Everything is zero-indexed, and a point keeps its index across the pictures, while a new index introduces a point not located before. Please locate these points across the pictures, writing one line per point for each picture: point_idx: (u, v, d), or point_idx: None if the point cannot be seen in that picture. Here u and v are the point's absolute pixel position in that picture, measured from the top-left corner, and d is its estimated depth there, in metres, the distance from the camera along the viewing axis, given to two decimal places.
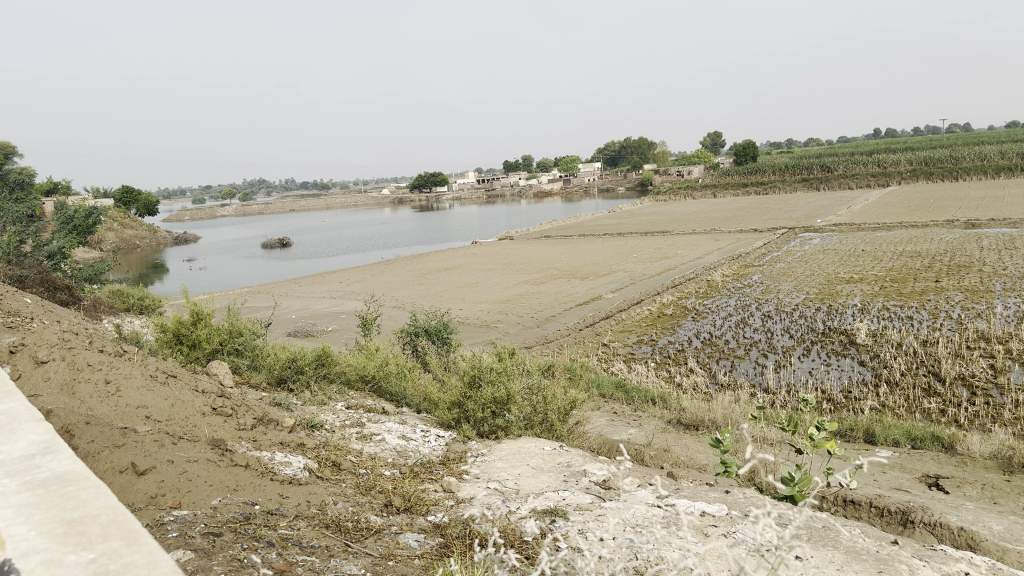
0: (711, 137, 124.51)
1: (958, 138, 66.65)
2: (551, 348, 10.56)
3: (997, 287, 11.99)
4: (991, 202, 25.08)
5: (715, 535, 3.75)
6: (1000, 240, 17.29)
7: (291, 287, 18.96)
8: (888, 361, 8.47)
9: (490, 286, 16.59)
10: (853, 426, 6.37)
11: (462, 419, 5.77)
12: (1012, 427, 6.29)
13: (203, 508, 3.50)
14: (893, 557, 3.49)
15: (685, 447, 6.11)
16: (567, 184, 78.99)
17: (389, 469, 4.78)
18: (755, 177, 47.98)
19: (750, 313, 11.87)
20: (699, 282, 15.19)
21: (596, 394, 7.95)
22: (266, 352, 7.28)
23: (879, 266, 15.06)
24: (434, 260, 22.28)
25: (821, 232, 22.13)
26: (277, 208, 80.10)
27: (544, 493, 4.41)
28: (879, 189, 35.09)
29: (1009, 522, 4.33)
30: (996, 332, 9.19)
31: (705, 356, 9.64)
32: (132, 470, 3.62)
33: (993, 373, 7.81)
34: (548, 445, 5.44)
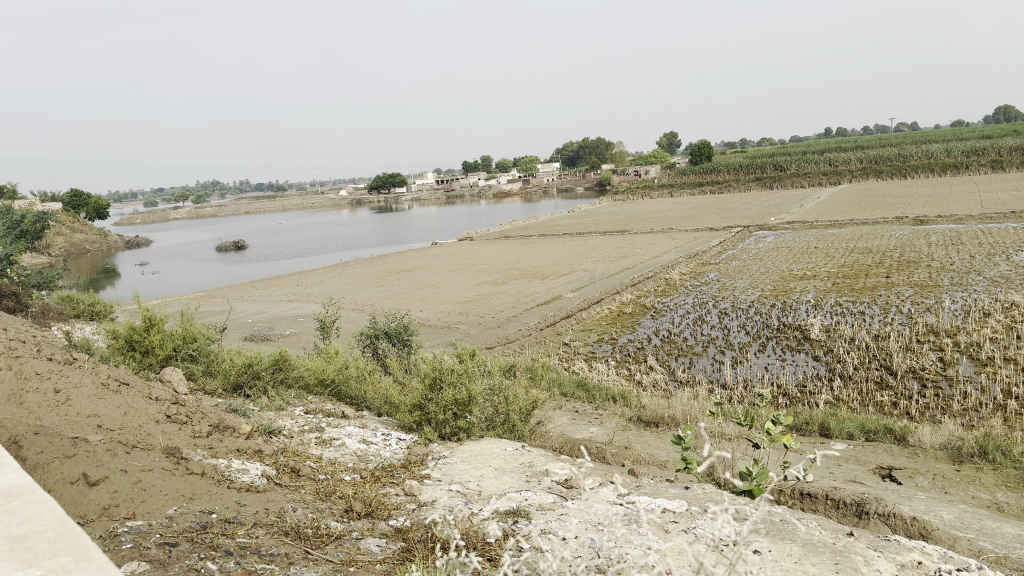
0: (667, 137, 125.85)
1: (903, 138, 68.31)
2: (512, 348, 10.56)
3: (944, 282, 12.31)
4: (938, 199, 25.75)
5: (676, 531, 3.76)
6: (947, 236, 17.76)
7: (247, 290, 18.65)
8: (841, 355, 8.63)
9: (450, 287, 16.53)
10: (808, 419, 6.48)
11: (423, 421, 5.72)
12: (961, 418, 6.45)
13: (159, 518, 3.41)
14: (848, 549, 3.53)
15: (646, 444, 6.14)
16: (525, 184, 79.18)
17: (349, 473, 4.71)
18: (710, 176, 48.62)
19: (707, 311, 12.01)
20: (658, 280, 15.32)
21: (557, 394, 7.96)
22: (221, 357, 7.13)
23: (832, 263, 15.34)
24: (393, 262, 22.11)
25: (775, 230, 22.50)
26: (232, 210, 78.91)
27: (507, 494, 4.39)
28: (830, 188, 35.83)
29: (959, 511, 4.42)
30: (944, 325, 9.43)
31: (664, 354, 9.71)
32: (83, 480, 3.51)
33: (942, 365, 8.00)
34: (510, 446, 5.41)
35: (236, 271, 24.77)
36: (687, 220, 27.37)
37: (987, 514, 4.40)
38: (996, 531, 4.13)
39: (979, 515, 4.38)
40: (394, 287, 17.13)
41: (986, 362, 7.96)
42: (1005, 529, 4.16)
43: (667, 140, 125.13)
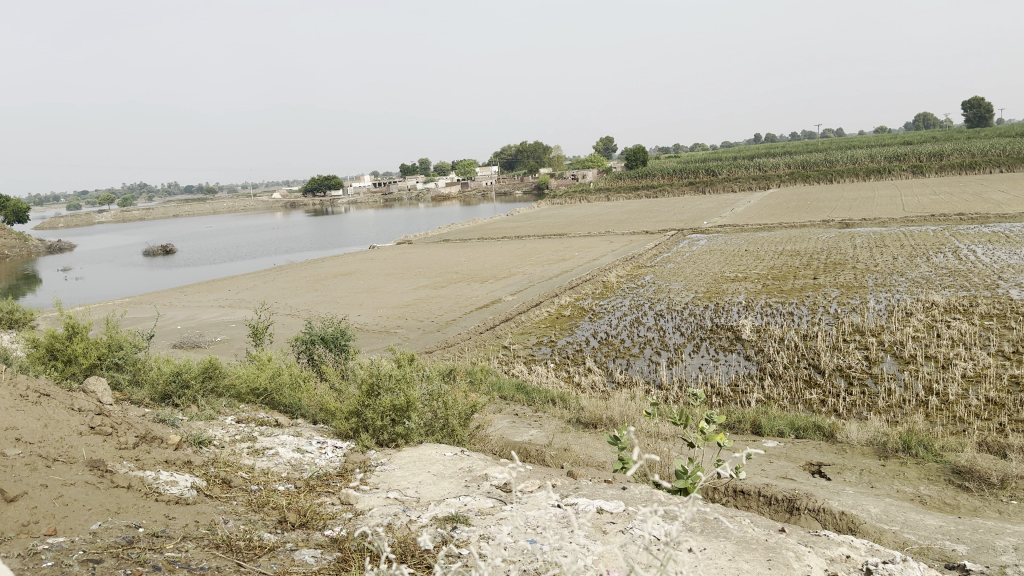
0: (602, 142, 127.72)
1: (827, 145, 70.71)
2: (452, 352, 10.46)
3: (868, 283, 12.73)
4: (861, 203, 26.71)
5: (613, 532, 3.76)
6: (872, 238, 18.40)
7: (177, 295, 18.09)
8: (772, 355, 8.82)
9: (387, 291, 16.31)
10: (741, 418, 6.58)
11: (360, 428, 5.58)
12: (886, 415, 6.65)
13: (81, 534, 3.26)
14: (780, 545, 3.57)
15: (584, 446, 6.13)
16: (464, 188, 79.08)
17: (283, 484, 4.56)
18: (645, 180, 49.32)
19: (643, 313, 12.13)
20: (595, 283, 15.43)
21: (497, 398, 7.90)
22: (149, 366, 6.86)
23: (761, 266, 15.68)
24: (328, 266, 21.73)
25: (708, 233, 22.98)
26: (160, 214, 76.51)
27: (446, 500, 4.32)
28: (761, 192, 36.84)
29: (884, 506, 4.54)
30: (869, 324, 9.74)
31: (602, 356, 9.75)
32: (0, 497, 3.32)
33: (868, 363, 8.25)
34: (449, 451, 5.33)
35: (167, 277, 23.98)
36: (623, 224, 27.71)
37: (911, 507, 4.52)
38: (919, 523, 4.24)
39: (904, 508, 4.50)
40: (330, 292, 16.83)
41: (909, 360, 8.23)
42: (928, 520, 4.28)
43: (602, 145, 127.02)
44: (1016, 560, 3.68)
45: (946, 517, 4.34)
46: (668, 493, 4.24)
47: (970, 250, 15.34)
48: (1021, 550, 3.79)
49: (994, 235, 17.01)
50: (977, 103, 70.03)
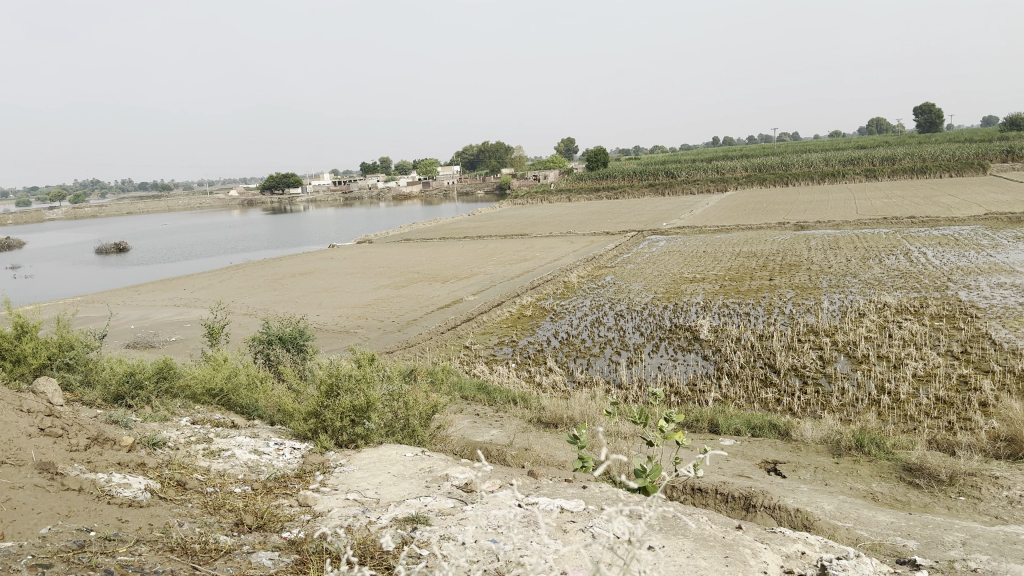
0: (564, 143, 128.32)
1: (783, 148, 71.92)
2: (413, 353, 10.40)
3: (822, 284, 12.97)
4: (815, 205, 27.23)
5: (573, 532, 3.77)
6: (826, 240, 18.76)
7: (130, 294, 17.69)
8: (729, 355, 8.93)
9: (347, 291, 16.15)
10: (698, 417, 6.65)
11: (319, 429, 5.51)
12: (839, 413, 6.78)
13: (29, 538, 3.17)
14: (737, 542, 3.62)
15: (545, 445, 6.14)
16: (425, 187, 78.75)
17: (240, 486, 4.48)
18: (605, 181, 49.66)
19: (604, 313, 12.20)
20: (556, 283, 15.46)
21: (458, 397, 7.87)
22: (102, 365, 6.69)
23: (719, 267, 15.90)
24: (287, 265, 21.47)
25: (667, 235, 23.22)
26: (112, 211, 74.73)
27: (406, 501, 4.29)
28: (719, 194, 37.33)
29: (838, 502, 4.62)
30: (824, 325, 9.91)
31: (563, 356, 9.78)
32: None
33: (821, 363, 8.40)
34: (409, 451, 5.30)
35: (119, 275, 23.42)
36: (584, 224, 27.84)
37: (863, 504, 4.61)
38: (871, 519, 4.33)
39: (856, 505, 4.59)
40: (289, 291, 16.60)
41: (861, 360, 8.41)
42: (880, 517, 4.37)
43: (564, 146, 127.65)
44: (963, 555, 3.78)
45: (897, 513, 4.44)
46: (629, 492, 4.26)
47: (920, 252, 15.73)
48: (968, 545, 3.90)
49: (943, 238, 17.50)
50: (928, 109, 71.99)
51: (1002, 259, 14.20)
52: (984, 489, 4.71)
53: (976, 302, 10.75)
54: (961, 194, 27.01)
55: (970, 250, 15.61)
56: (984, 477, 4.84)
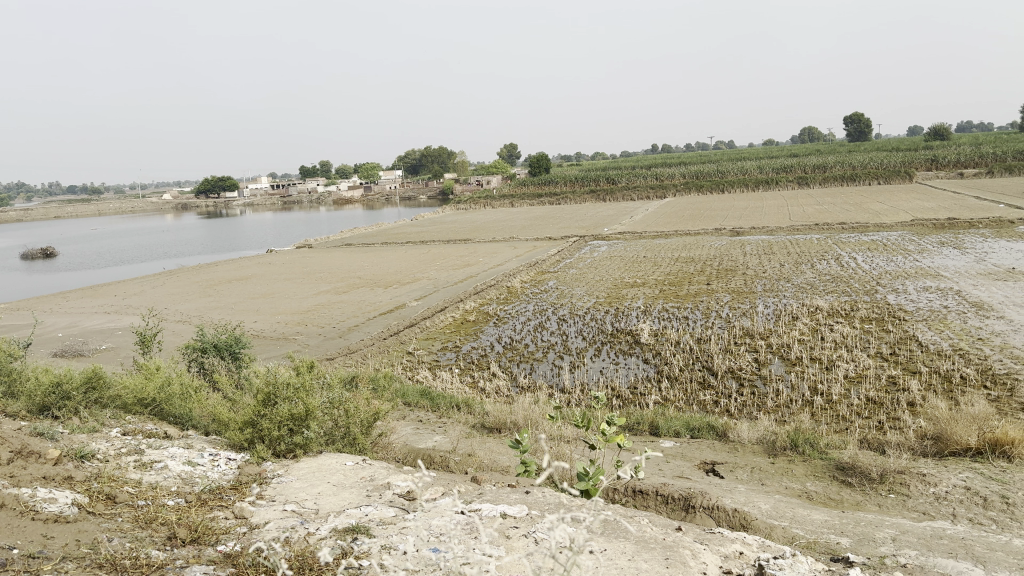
0: (507, 149, 128.57)
1: (720, 154, 73.47)
2: (354, 359, 10.25)
3: (757, 288, 13.27)
4: (750, 212, 27.85)
5: (516, 537, 3.74)
6: (761, 246, 19.19)
7: (58, 302, 17.01)
8: (668, 358, 9.04)
9: (287, 297, 15.84)
10: (639, 420, 6.70)
11: (255, 439, 5.33)
12: (775, 414, 6.92)
13: None
14: (677, 544, 3.64)
15: (488, 450, 6.10)
16: (367, 191, 77.98)
17: (172, 498, 4.33)
18: (548, 187, 49.96)
19: (546, 318, 12.22)
20: (500, 288, 15.46)
21: (400, 404, 7.77)
22: (26, 376, 6.39)
23: (659, 271, 16.13)
24: (223, 270, 20.95)
25: (608, 240, 23.46)
26: (37, 215, 71.86)
27: (346, 511, 4.20)
28: (657, 200, 37.93)
29: (774, 502, 4.70)
30: (759, 328, 10.13)
31: (506, 360, 9.78)
32: None
33: (757, 365, 8.58)
34: (350, 460, 5.20)
35: (47, 281, 22.49)
36: (526, 230, 27.92)
37: (799, 503, 4.71)
38: (806, 518, 4.42)
39: (792, 504, 4.68)
40: (226, 297, 16.19)
41: (795, 362, 8.60)
42: (814, 515, 4.47)
43: (507, 151, 128.11)
44: (894, 551, 3.88)
45: (831, 512, 4.53)
46: (572, 495, 4.25)
47: (850, 257, 16.23)
48: (898, 541, 4.00)
49: (871, 244, 18.06)
50: (857, 118, 74.62)
51: (926, 263, 14.76)
52: (912, 486, 4.85)
53: (904, 304, 11.14)
54: (888, 201, 27.99)
55: (898, 255, 16.17)
56: (913, 474, 4.98)
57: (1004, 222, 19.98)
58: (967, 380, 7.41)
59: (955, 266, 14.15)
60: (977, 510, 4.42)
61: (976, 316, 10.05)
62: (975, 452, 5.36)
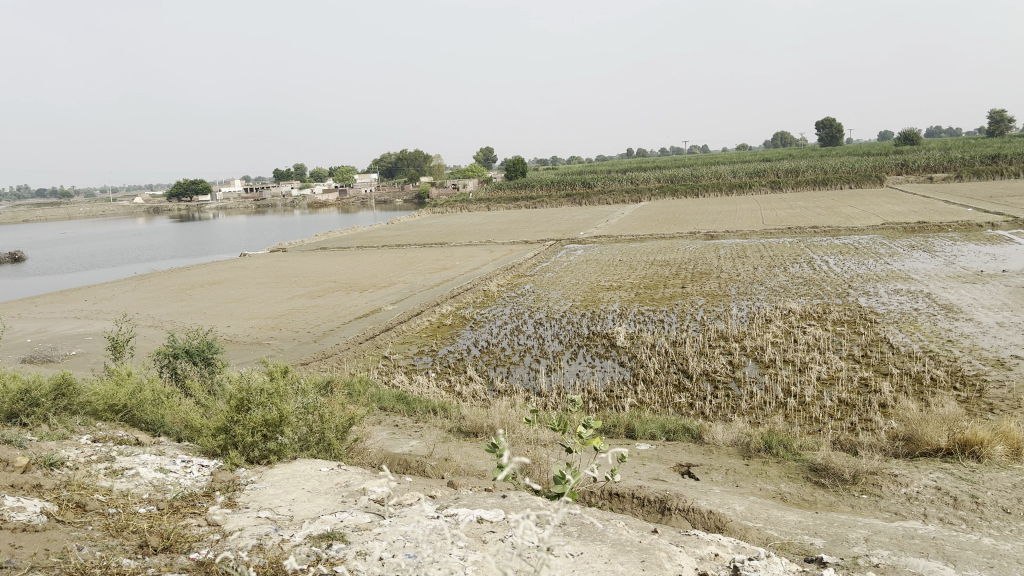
0: (482, 153, 128.62)
1: (695, 159, 74.06)
2: (329, 364, 10.17)
3: (731, 292, 13.38)
4: (725, 216, 28.08)
5: (493, 541, 3.72)
6: (735, 250, 19.34)
7: (26, 307, 16.71)
8: (644, 361, 9.08)
9: (261, 301, 15.69)
10: (615, 423, 6.72)
11: (229, 445, 5.26)
12: (749, 416, 6.97)
13: None
14: (653, 546, 3.65)
15: (465, 454, 6.08)
16: (342, 195, 77.54)
17: (144, 506, 4.25)
18: (524, 191, 50.02)
19: (523, 321, 12.22)
20: (476, 292, 15.44)
21: (376, 409, 7.72)
22: None
23: (634, 275, 16.21)
24: (195, 274, 20.70)
25: (585, 244, 23.53)
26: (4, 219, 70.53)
27: (321, 517, 4.16)
28: (632, 204, 38.11)
29: (750, 503, 4.73)
30: (733, 331, 10.21)
31: (483, 364, 9.76)
32: None
33: (731, 367, 8.65)
34: (324, 466, 5.16)
35: (15, 286, 22.07)
36: (502, 233, 27.93)
37: (774, 504, 4.74)
38: (780, 519, 4.45)
39: (767, 505, 4.70)
40: (198, 302, 16.00)
41: (768, 364, 8.68)
42: (789, 516, 4.50)
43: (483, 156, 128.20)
44: (866, 551, 3.92)
45: (805, 513, 4.56)
46: (548, 498, 4.24)
47: (823, 260, 16.43)
48: (870, 541, 4.05)
49: (843, 247, 18.28)
50: (829, 124, 75.64)
51: (897, 266, 14.98)
52: (884, 486, 4.90)
53: (875, 307, 11.30)
54: (859, 205, 28.36)
55: (869, 258, 16.39)
56: (885, 475, 5.03)
57: (972, 225, 20.33)
58: (938, 381, 7.51)
59: (925, 269, 14.37)
60: (947, 510, 4.48)
61: (945, 318, 10.21)
62: (946, 452, 5.43)
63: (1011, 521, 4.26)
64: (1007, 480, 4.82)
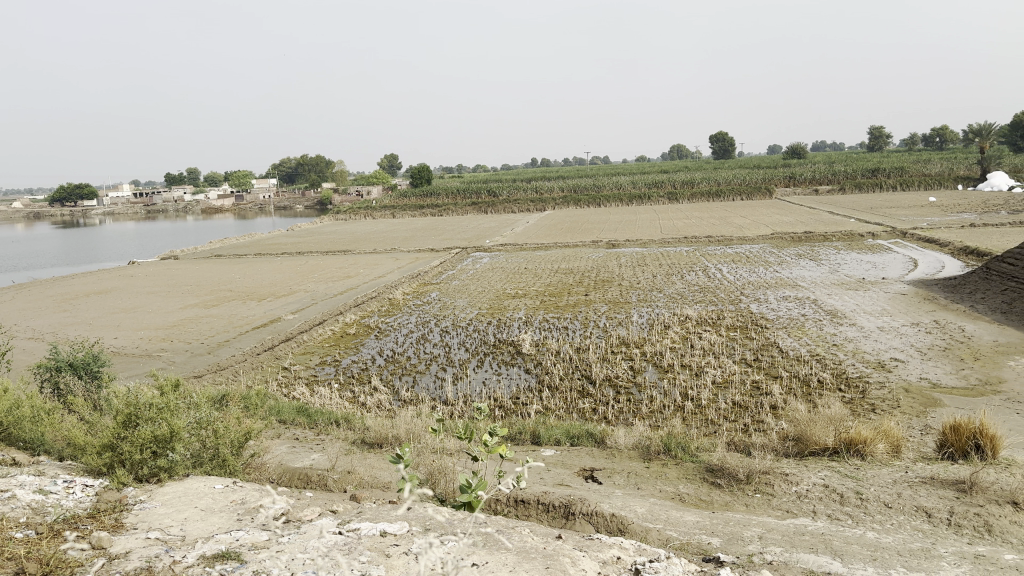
0: (386, 159, 127.76)
1: (597, 169, 75.34)
2: (225, 376, 9.79)
3: (632, 299, 13.69)
4: (625, 225, 28.78)
5: (397, 555, 3.65)
6: (635, 258, 19.80)
7: None
8: (549, 367, 9.17)
9: (151, 311, 14.95)
10: (521, 430, 6.73)
11: (115, 463, 4.97)
12: (649, 420, 7.13)
13: None
14: (557, 552, 3.66)
15: (368, 466, 5.96)
16: (238, 199, 75.04)
17: (21, 531, 3.94)
18: (430, 199, 49.78)
19: (429, 329, 12.13)
20: (381, 300, 15.23)
21: (276, 422, 7.46)
22: None
23: (539, 283, 16.37)
24: (79, 283, 19.57)
25: (490, 252, 23.62)
26: None
27: (215, 536, 3.98)
28: (536, 213, 38.47)
29: (650, 505, 4.83)
30: (634, 337, 10.44)
31: (388, 373, 9.62)
32: None
33: (633, 372, 8.84)
34: (219, 483, 4.94)
35: None
36: (406, 241, 27.66)
37: (672, 506, 4.86)
38: (679, 520, 4.56)
39: (666, 507, 4.82)
40: (83, 312, 15.12)
41: (667, 369, 8.92)
42: (687, 517, 4.62)
43: (387, 163, 127.28)
44: (761, 549, 4.06)
45: (702, 513, 4.69)
46: (453, 509, 4.19)
47: (716, 269, 17.02)
48: (764, 539, 4.20)
49: (735, 256, 19.02)
50: (722, 137, 78.91)
51: (785, 274, 15.70)
52: (776, 485, 5.09)
53: (766, 313, 11.78)
54: (751, 216, 29.56)
55: (759, 266, 17.10)
56: (776, 474, 5.24)
57: (854, 235, 21.54)
58: (823, 383, 7.90)
59: (812, 276, 15.12)
60: (835, 507, 4.69)
61: (830, 323, 10.76)
62: (832, 451, 5.70)
63: (891, 515, 4.50)
64: (888, 476, 5.11)
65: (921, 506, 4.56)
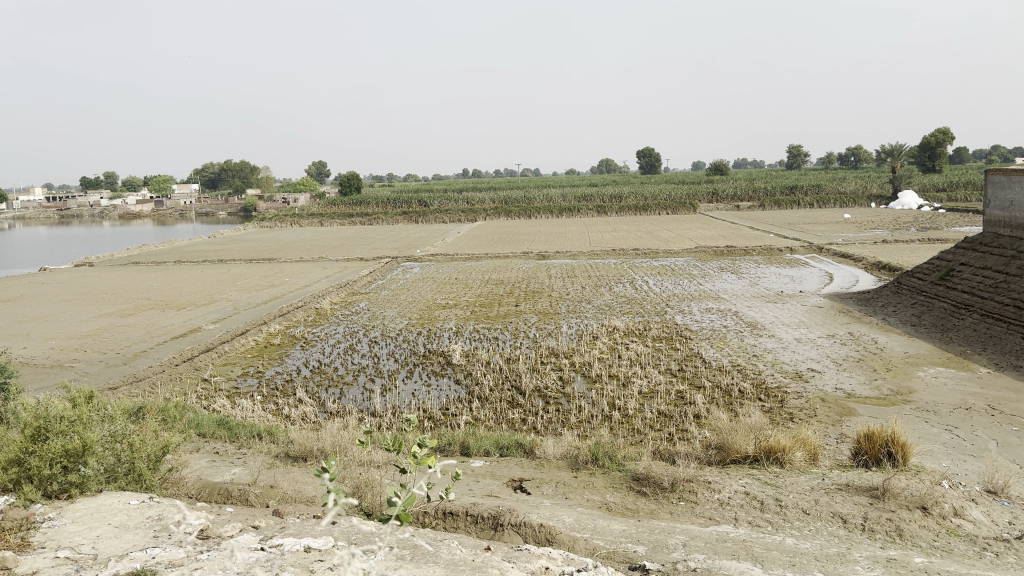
0: (317, 166, 126.18)
1: (528, 181, 75.94)
2: (142, 388, 9.42)
3: (561, 310, 13.81)
4: (555, 237, 29.07)
5: (321, 570, 3.57)
6: (564, 269, 20.00)
7: None
8: (478, 378, 9.15)
9: (62, 321, 14.24)
10: (450, 441, 6.69)
11: (21, 480, 4.71)
12: (577, 430, 7.20)
13: None
14: (485, 564, 3.65)
15: (292, 480, 5.82)
16: (158, 205, 72.61)
17: None
18: (360, 208, 49.24)
19: (357, 340, 11.96)
20: (308, 310, 14.94)
21: (195, 435, 7.21)
22: None
23: (469, 293, 16.35)
24: None
25: (420, 262, 23.48)
26: None
27: (129, 555, 3.82)
28: (466, 224, 38.45)
29: (578, 515, 4.86)
30: (563, 348, 10.51)
31: (314, 385, 9.42)
32: None
33: (561, 383, 8.89)
34: (134, 499, 4.75)
35: None
36: (335, 250, 27.26)
37: (600, 515, 4.90)
38: (606, 529, 4.60)
39: (593, 516, 4.85)
40: None
41: (595, 379, 9.02)
42: (614, 525, 4.66)
43: (317, 169, 125.91)
44: (685, 556, 4.13)
45: (628, 521, 4.75)
46: (378, 523, 4.12)
47: (643, 281, 17.29)
48: (688, 546, 4.27)
49: (662, 268, 19.40)
50: (649, 154, 80.75)
51: (708, 287, 16.08)
52: (700, 493, 5.20)
53: (691, 325, 12.03)
54: (676, 229, 30.17)
55: (684, 279, 17.50)
56: (699, 482, 5.34)
57: (773, 250, 22.24)
58: (745, 394, 8.10)
59: (734, 289, 15.55)
60: (755, 513, 4.82)
61: (751, 334, 11.08)
62: (753, 459, 5.86)
63: (809, 521, 4.65)
64: (805, 483, 5.27)
65: (837, 512, 4.72)
